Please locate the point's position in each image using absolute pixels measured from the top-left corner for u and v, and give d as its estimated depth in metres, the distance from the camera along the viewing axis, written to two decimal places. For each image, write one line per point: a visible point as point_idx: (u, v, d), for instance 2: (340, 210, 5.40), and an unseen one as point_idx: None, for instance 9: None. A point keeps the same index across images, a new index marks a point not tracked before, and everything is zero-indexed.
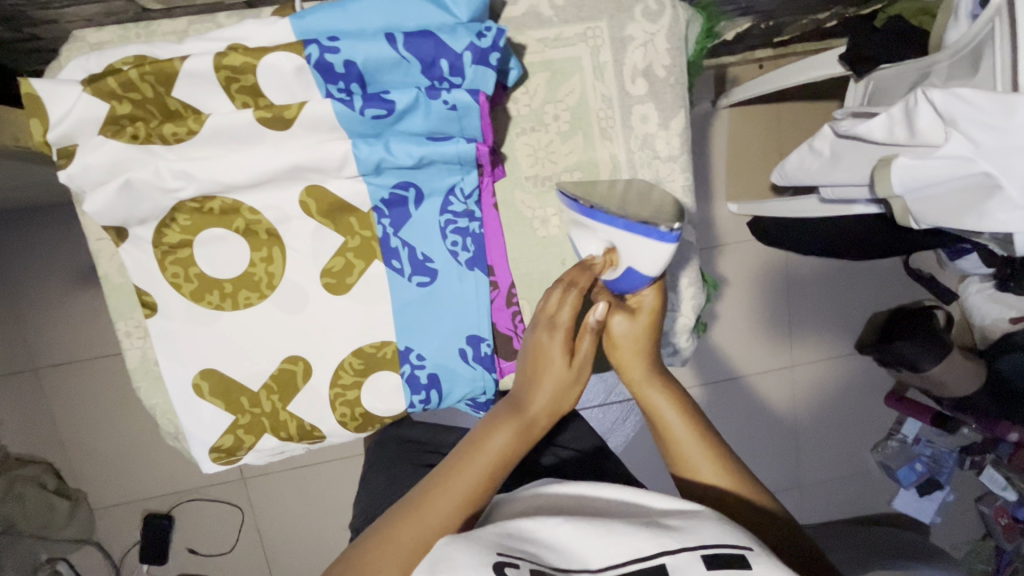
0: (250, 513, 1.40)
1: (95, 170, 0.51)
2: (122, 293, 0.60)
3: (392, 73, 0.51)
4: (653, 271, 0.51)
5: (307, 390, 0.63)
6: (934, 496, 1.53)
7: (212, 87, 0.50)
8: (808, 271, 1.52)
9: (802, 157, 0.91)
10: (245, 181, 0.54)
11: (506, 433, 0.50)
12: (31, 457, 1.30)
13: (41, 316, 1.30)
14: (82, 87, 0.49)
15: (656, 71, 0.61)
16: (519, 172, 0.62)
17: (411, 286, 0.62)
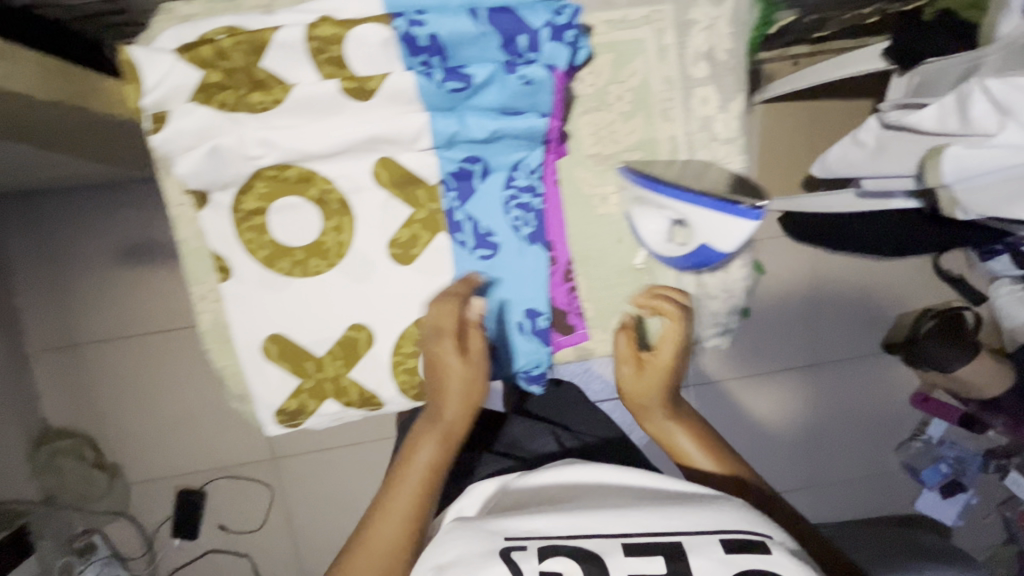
0: (279, 493, 1.43)
1: (185, 135, 0.54)
2: (198, 255, 0.62)
3: (471, 47, 0.53)
4: (731, 246, 0.58)
5: (369, 357, 0.65)
6: (957, 499, 1.53)
7: (299, 56, 0.52)
8: (837, 271, 1.51)
9: (846, 149, 0.92)
10: (322, 151, 0.57)
11: (430, 445, 0.56)
12: (72, 429, 1.36)
13: (81, 292, 1.32)
14: (178, 55, 0.52)
15: (718, 55, 0.62)
16: (582, 150, 0.64)
17: (473, 259, 0.64)
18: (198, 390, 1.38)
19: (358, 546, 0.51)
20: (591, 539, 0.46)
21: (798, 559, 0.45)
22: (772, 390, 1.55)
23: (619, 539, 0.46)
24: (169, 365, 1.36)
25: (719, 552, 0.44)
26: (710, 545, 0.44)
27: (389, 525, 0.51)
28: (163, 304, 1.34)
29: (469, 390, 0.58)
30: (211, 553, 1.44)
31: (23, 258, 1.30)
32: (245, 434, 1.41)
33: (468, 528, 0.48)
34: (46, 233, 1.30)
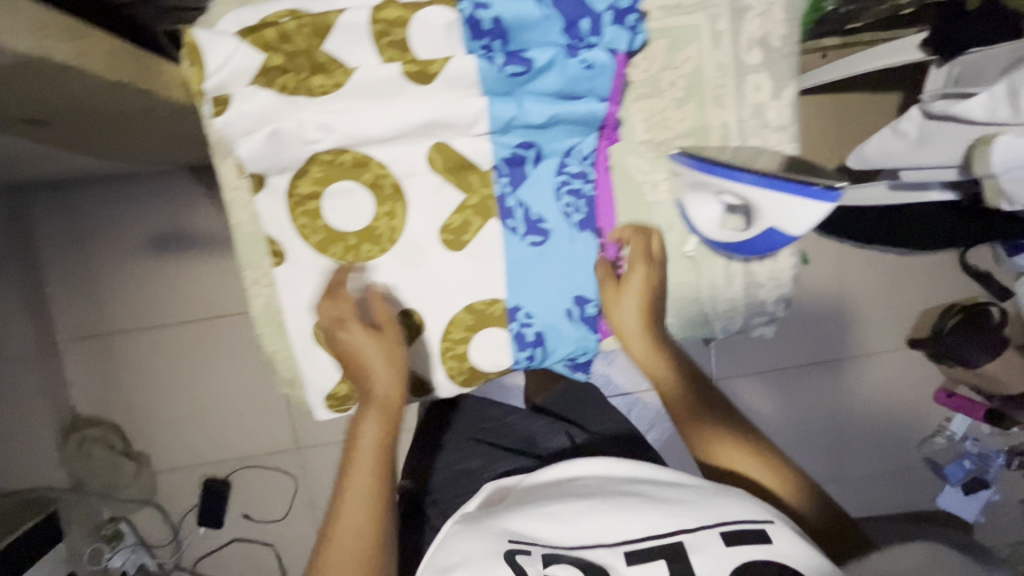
0: (303, 482, 1.43)
1: (247, 117, 0.63)
2: (251, 241, 0.70)
3: (532, 33, 0.63)
4: (800, 229, 0.59)
5: (418, 342, 0.72)
6: (978, 496, 1.52)
7: (361, 38, 0.62)
8: (862, 266, 1.51)
9: (885, 140, 0.92)
10: (381, 135, 0.66)
11: (374, 420, 0.61)
12: (98, 418, 1.37)
13: (110, 283, 1.33)
14: (241, 38, 0.61)
15: (772, 42, 0.70)
16: (635, 136, 0.72)
17: (524, 245, 0.71)
18: (225, 380, 1.39)
19: (332, 530, 0.53)
20: (596, 548, 0.49)
21: (798, 537, 0.49)
22: (788, 392, 1.55)
23: (622, 549, 0.49)
24: (197, 355, 1.37)
25: (723, 545, 0.47)
26: (711, 541, 0.48)
27: (352, 502, 0.55)
28: (191, 293, 1.34)
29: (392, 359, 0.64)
30: (236, 542, 1.44)
31: (52, 247, 1.31)
32: (271, 422, 1.41)
33: (482, 529, 0.52)
34: (77, 222, 1.31)
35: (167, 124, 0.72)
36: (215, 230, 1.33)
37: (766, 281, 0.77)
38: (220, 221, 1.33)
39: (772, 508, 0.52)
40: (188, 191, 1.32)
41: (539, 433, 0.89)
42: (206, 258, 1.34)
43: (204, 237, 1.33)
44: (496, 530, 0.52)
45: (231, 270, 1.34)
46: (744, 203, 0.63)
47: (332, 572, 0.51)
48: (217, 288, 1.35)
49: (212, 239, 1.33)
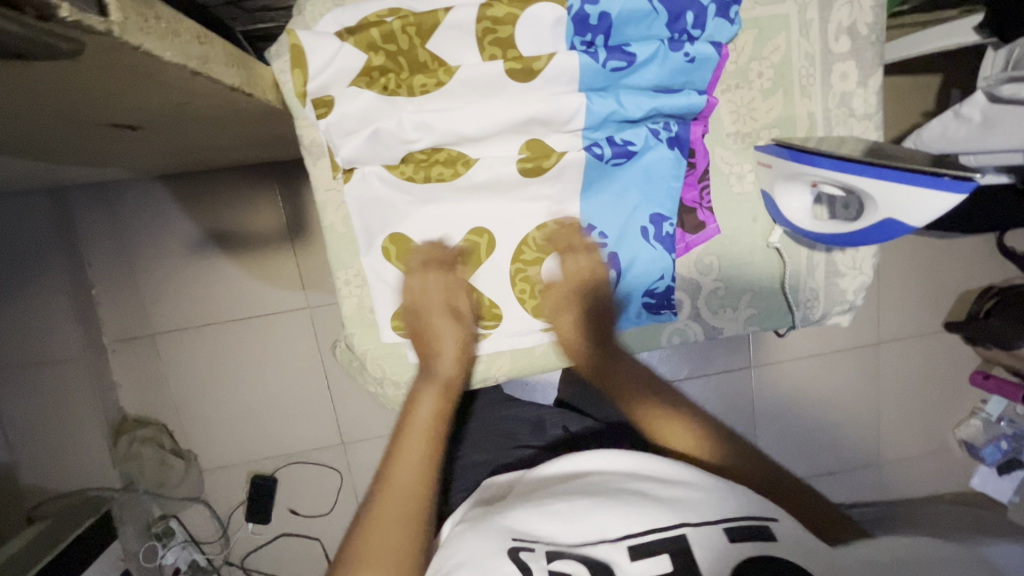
0: (348, 476, 1.45)
1: (349, 120, 0.65)
2: (344, 241, 0.73)
3: (635, 27, 0.65)
4: (921, 221, 0.59)
5: (489, 261, 0.74)
6: (1012, 477, 1.55)
7: (465, 37, 0.64)
8: (905, 250, 1.51)
9: (945, 124, 0.92)
10: (477, 132, 0.67)
11: (432, 394, 0.70)
12: (150, 417, 1.39)
13: (157, 283, 1.35)
14: (346, 40, 0.63)
15: (859, 29, 0.69)
16: (723, 129, 0.73)
17: (608, 168, 0.71)
18: (271, 377, 1.40)
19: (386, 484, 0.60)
20: (601, 543, 0.50)
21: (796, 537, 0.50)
22: (824, 381, 1.56)
23: (625, 544, 0.50)
24: (244, 353, 1.38)
25: (725, 542, 0.49)
26: (713, 538, 0.49)
27: (405, 463, 0.62)
28: (240, 291, 1.35)
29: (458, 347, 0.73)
30: (283, 537, 1.45)
31: (100, 249, 1.33)
32: (317, 418, 1.43)
33: (482, 529, 0.53)
34: (123, 224, 1.32)
35: (249, 124, 0.73)
36: (261, 230, 1.33)
37: (847, 270, 0.77)
38: (264, 219, 1.33)
39: (772, 505, 0.54)
40: (230, 190, 1.31)
41: (545, 421, 0.94)
42: (253, 258, 1.34)
43: (250, 237, 1.33)
44: (496, 530, 0.52)
45: (277, 270, 1.35)
46: (848, 189, 0.63)
47: (381, 516, 0.57)
48: (262, 287, 1.35)
49: (256, 236, 1.33)
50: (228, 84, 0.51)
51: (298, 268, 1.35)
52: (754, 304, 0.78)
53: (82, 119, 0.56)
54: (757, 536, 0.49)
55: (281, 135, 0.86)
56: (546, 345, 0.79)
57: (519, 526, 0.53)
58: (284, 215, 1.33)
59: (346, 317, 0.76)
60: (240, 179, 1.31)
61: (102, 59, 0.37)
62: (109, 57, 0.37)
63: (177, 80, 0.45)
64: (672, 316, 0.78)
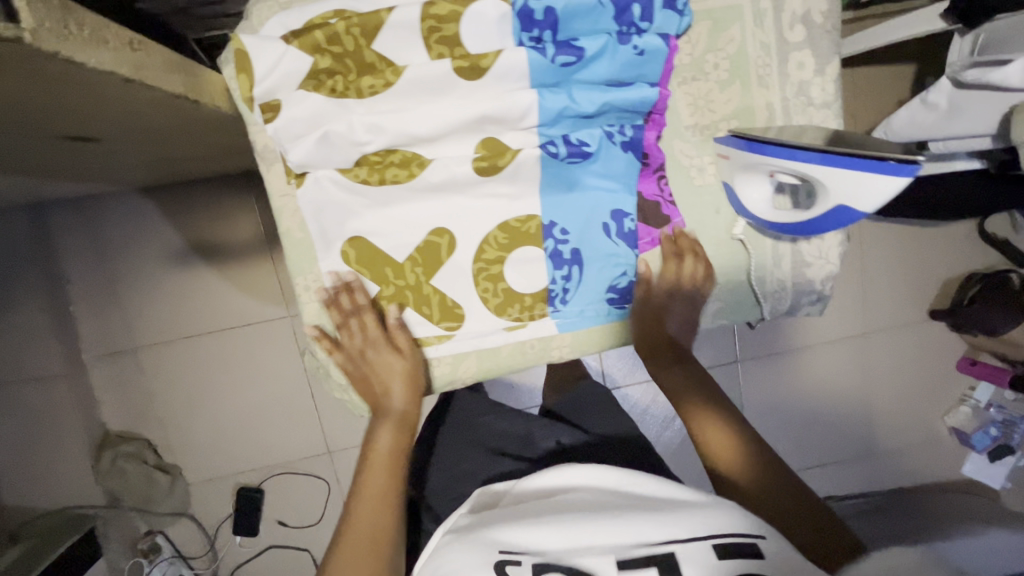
0: (335, 486, 1.44)
1: (298, 123, 0.65)
2: (303, 247, 0.72)
3: (582, 21, 0.64)
4: (871, 206, 0.60)
5: (450, 261, 0.73)
6: (1004, 462, 1.56)
7: (411, 36, 0.63)
8: (885, 240, 1.51)
9: (913, 113, 0.91)
10: (430, 132, 0.67)
11: (386, 429, 0.71)
12: (132, 433, 1.37)
13: (137, 297, 1.33)
14: (289, 42, 0.62)
15: (814, 18, 0.69)
16: (681, 121, 0.73)
17: (565, 168, 0.72)
18: (255, 388, 1.39)
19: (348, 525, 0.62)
20: (588, 553, 0.53)
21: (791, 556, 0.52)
22: (812, 373, 1.56)
23: (617, 557, 0.52)
24: (226, 365, 1.37)
25: (711, 557, 0.51)
26: (698, 552, 0.51)
27: (366, 501, 0.64)
28: (221, 302, 1.34)
29: (407, 380, 0.73)
30: (272, 549, 1.44)
31: (77, 263, 1.32)
32: (303, 427, 1.42)
33: (469, 538, 0.57)
34: (101, 238, 1.31)
35: (207, 133, 0.73)
36: (240, 240, 1.32)
37: (814, 260, 0.77)
38: (243, 229, 1.32)
39: (763, 522, 0.55)
40: (208, 201, 1.31)
41: (534, 432, 0.93)
42: (233, 268, 1.34)
43: (229, 247, 1.33)
44: (482, 540, 0.56)
45: (256, 280, 1.34)
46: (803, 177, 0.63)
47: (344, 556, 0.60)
48: (243, 298, 1.35)
49: (235, 247, 1.33)
50: (169, 91, 0.50)
51: (279, 277, 1.35)
52: (721, 298, 0.78)
53: (31, 132, 0.56)
54: (747, 553, 0.51)
55: (245, 143, 0.86)
56: (511, 345, 0.77)
57: (508, 539, 0.56)
58: (262, 224, 1.32)
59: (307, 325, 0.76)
60: (219, 190, 1.31)
61: (26, 69, 0.37)
62: (28, 63, 0.36)
63: (115, 89, 0.45)
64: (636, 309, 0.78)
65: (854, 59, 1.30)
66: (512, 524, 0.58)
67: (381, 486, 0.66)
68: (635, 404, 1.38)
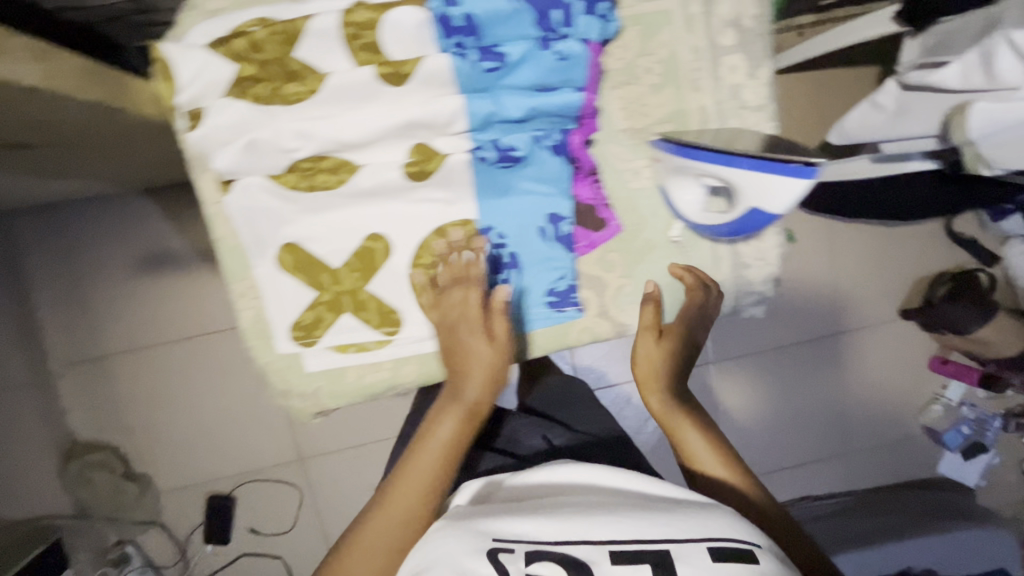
0: (307, 492, 1.43)
1: (223, 129, 0.66)
2: (236, 254, 0.72)
3: (504, 26, 0.65)
4: (781, 208, 0.62)
5: (387, 265, 0.73)
6: (978, 461, 1.56)
7: (332, 44, 0.64)
8: (853, 240, 1.52)
9: (865, 114, 0.92)
10: (358, 138, 0.68)
11: (452, 417, 0.67)
12: (100, 441, 1.36)
13: (103, 305, 1.33)
14: (215, 50, 0.64)
15: (745, 22, 0.71)
16: (615, 125, 0.74)
17: (497, 172, 0.71)
18: (224, 395, 1.38)
19: (387, 499, 0.60)
20: (580, 544, 0.50)
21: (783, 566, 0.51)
22: (785, 375, 1.56)
23: (607, 548, 0.50)
24: (193, 372, 1.36)
25: (706, 561, 0.48)
26: (695, 554, 0.49)
27: (411, 482, 0.61)
28: (187, 309, 1.34)
29: (488, 372, 0.69)
30: (244, 557, 1.44)
31: (43, 271, 1.31)
32: (274, 434, 1.41)
33: (459, 528, 0.53)
34: (67, 246, 1.31)
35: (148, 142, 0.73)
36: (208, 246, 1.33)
37: (753, 261, 0.79)
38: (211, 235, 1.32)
39: (758, 532, 0.53)
40: (176, 208, 1.32)
41: (519, 434, 0.94)
42: (200, 274, 1.34)
43: (197, 253, 1.33)
44: (472, 530, 0.52)
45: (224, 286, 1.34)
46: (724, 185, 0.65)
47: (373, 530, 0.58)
48: (210, 304, 1.34)
49: (203, 253, 1.33)
50: None
51: None
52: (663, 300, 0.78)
53: None
54: (744, 558, 0.49)
55: None
56: None
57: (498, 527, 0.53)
58: None
59: (243, 331, 0.74)
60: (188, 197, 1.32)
61: None
62: None
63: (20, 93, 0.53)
64: (578, 312, 0.77)
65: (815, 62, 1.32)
66: (502, 514, 0.55)
67: (433, 474, 0.62)
68: (611, 403, 1.38)
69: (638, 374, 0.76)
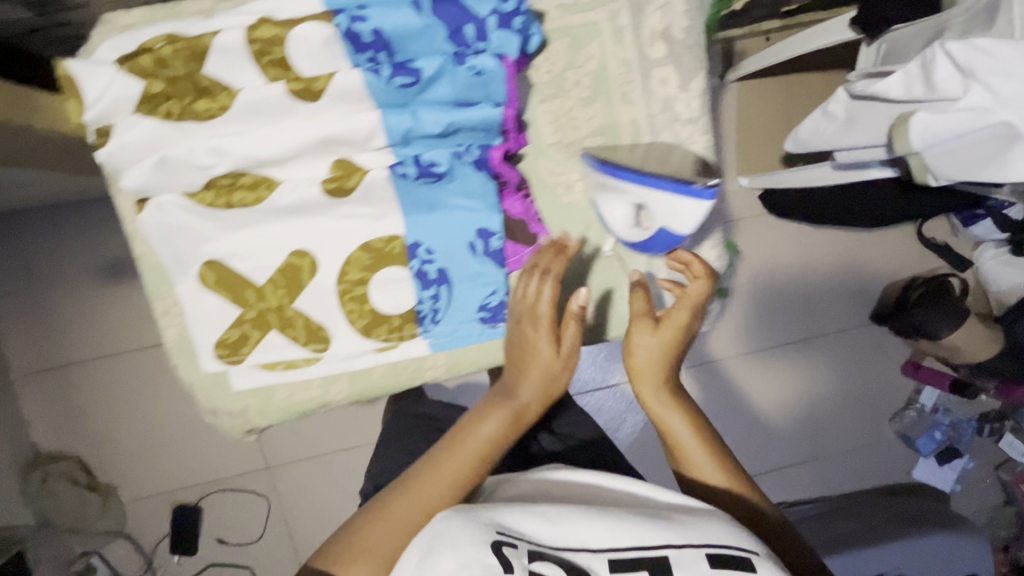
0: (275, 501, 1.42)
1: (131, 148, 0.66)
2: (156, 272, 0.73)
3: (416, 42, 0.65)
4: (688, 228, 0.68)
5: (312, 283, 0.71)
6: (952, 464, 1.57)
7: (241, 60, 0.65)
8: (822, 245, 1.51)
9: (818, 122, 0.91)
10: (276, 155, 0.68)
11: (499, 415, 0.66)
12: (62, 452, 1.35)
13: (63, 314, 1.32)
14: (120, 66, 0.64)
15: (675, 34, 0.73)
16: (545, 139, 0.76)
17: (420, 187, 0.70)
18: (186, 403, 1.37)
19: (416, 481, 0.60)
20: (581, 551, 0.51)
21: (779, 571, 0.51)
22: (760, 380, 1.55)
23: (607, 556, 0.50)
24: (155, 381, 1.35)
25: (703, 566, 0.49)
26: (693, 561, 0.49)
27: (445, 469, 0.61)
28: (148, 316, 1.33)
29: (548, 376, 0.69)
30: (212, 567, 1.43)
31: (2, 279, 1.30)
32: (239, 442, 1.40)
33: (468, 515, 0.53)
34: (26, 255, 1.30)
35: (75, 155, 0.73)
36: None
37: None
38: None
39: (755, 538, 0.53)
40: None
41: None
42: None
43: None
44: (480, 518, 0.52)
45: None
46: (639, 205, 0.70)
47: (397, 509, 0.59)
48: None
49: None
50: None
51: None
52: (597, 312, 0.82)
53: None
54: (738, 566, 0.50)
55: None
56: (382, 365, 0.76)
57: (503, 520, 0.53)
58: None
59: (170, 351, 0.75)
60: None
61: None
62: None
63: None
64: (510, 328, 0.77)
65: (774, 68, 1.34)
66: (511, 507, 0.55)
67: (469, 466, 0.62)
68: (587, 405, 1.42)
69: (632, 368, 0.72)
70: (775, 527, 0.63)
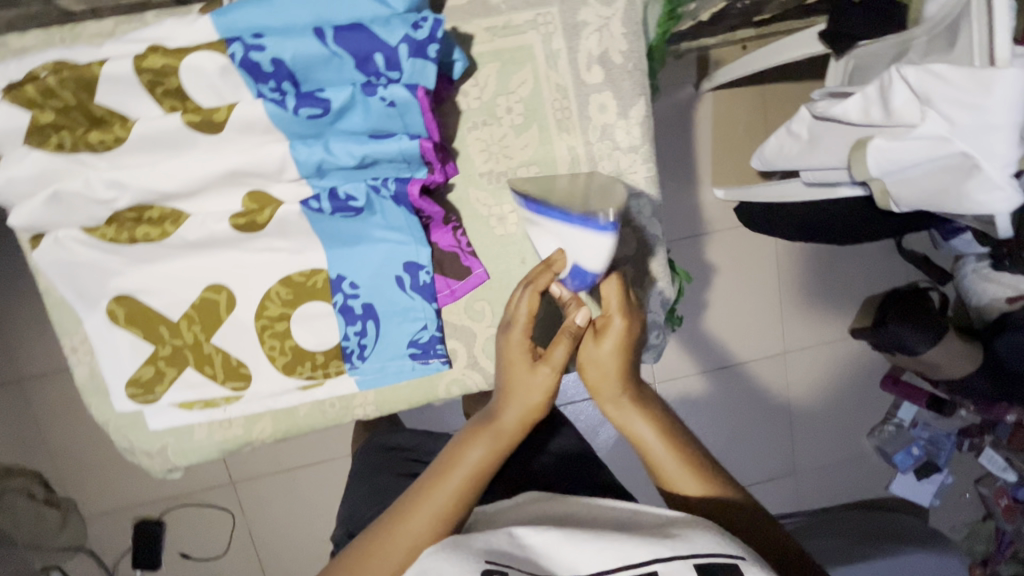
0: (241, 516, 1.40)
1: (23, 182, 0.64)
2: (63, 309, 0.74)
3: (323, 71, 0.62)
4: (599, 266, 0.62)
5: (229, 318, 0.72)
6: (932, 480, 1.53)
7: (136, 90, 0.62)
8: (797, 258, 1.48)
9: (782, 141, 0.89)
10: (179, 189, 0.67)
11: (482, 443, 0.60)
12: (17, 467, 1.31)
13: (15, 327, 1.28)
14: (2, 97, 0.60)
15: (613, 58, 0.74)
16: (474, 168, 0.76)
17: (339, 221, 0.71)
18: None
19: (394, 525, 0.57)
20: None
21: None
22: (737, 395, 1.53)
23: None
24: None
25: None
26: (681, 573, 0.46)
27: (422, 510, 0.57)
28: None
29: (532, 399, 0.62)
30: None
31: None
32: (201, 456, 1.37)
33: (456, 547, 0.50)
34: None
35: None
36: None
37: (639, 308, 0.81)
38: None
39: (743, 544, 0.50)
40: None
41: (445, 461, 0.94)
42: None
43: None
44: (466, 549, 0.49)
45: None
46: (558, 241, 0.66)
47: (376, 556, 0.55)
48: None
49: None
50: None
51: None
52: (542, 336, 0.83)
53: None
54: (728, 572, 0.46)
55: None
56: (306, 402, 0.76)
57: (490, 549, 0.50)
58: None
59: (82, 388, 0.76)
60: None
61: None
62: None
63: None
64: (442, 364, 0.76)
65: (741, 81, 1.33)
66: (494, 535, 0.52)
67: (450, 503, 0.58)
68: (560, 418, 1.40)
69: (589, 383, 0.66)
70: (766, 531, 0.61)
